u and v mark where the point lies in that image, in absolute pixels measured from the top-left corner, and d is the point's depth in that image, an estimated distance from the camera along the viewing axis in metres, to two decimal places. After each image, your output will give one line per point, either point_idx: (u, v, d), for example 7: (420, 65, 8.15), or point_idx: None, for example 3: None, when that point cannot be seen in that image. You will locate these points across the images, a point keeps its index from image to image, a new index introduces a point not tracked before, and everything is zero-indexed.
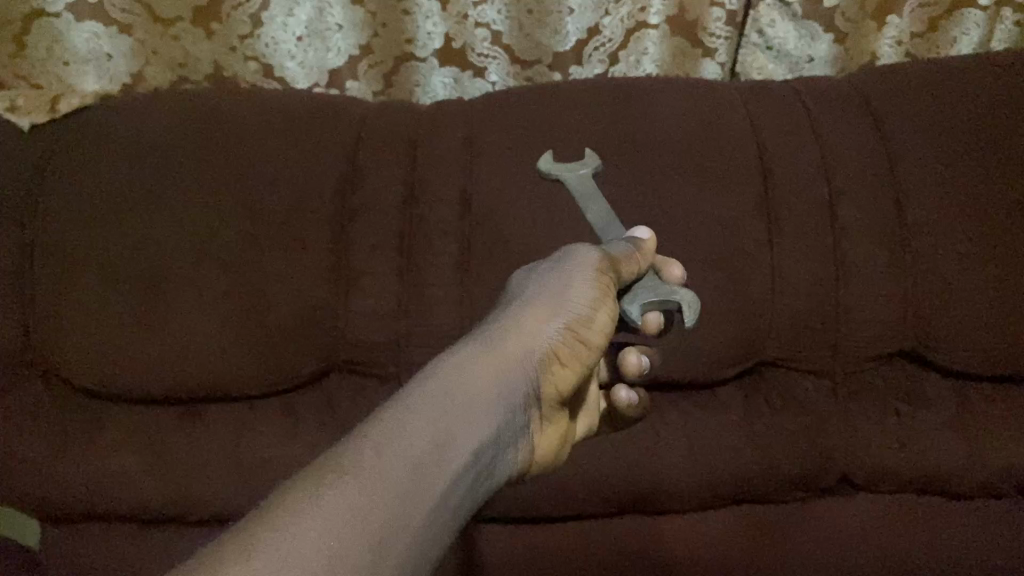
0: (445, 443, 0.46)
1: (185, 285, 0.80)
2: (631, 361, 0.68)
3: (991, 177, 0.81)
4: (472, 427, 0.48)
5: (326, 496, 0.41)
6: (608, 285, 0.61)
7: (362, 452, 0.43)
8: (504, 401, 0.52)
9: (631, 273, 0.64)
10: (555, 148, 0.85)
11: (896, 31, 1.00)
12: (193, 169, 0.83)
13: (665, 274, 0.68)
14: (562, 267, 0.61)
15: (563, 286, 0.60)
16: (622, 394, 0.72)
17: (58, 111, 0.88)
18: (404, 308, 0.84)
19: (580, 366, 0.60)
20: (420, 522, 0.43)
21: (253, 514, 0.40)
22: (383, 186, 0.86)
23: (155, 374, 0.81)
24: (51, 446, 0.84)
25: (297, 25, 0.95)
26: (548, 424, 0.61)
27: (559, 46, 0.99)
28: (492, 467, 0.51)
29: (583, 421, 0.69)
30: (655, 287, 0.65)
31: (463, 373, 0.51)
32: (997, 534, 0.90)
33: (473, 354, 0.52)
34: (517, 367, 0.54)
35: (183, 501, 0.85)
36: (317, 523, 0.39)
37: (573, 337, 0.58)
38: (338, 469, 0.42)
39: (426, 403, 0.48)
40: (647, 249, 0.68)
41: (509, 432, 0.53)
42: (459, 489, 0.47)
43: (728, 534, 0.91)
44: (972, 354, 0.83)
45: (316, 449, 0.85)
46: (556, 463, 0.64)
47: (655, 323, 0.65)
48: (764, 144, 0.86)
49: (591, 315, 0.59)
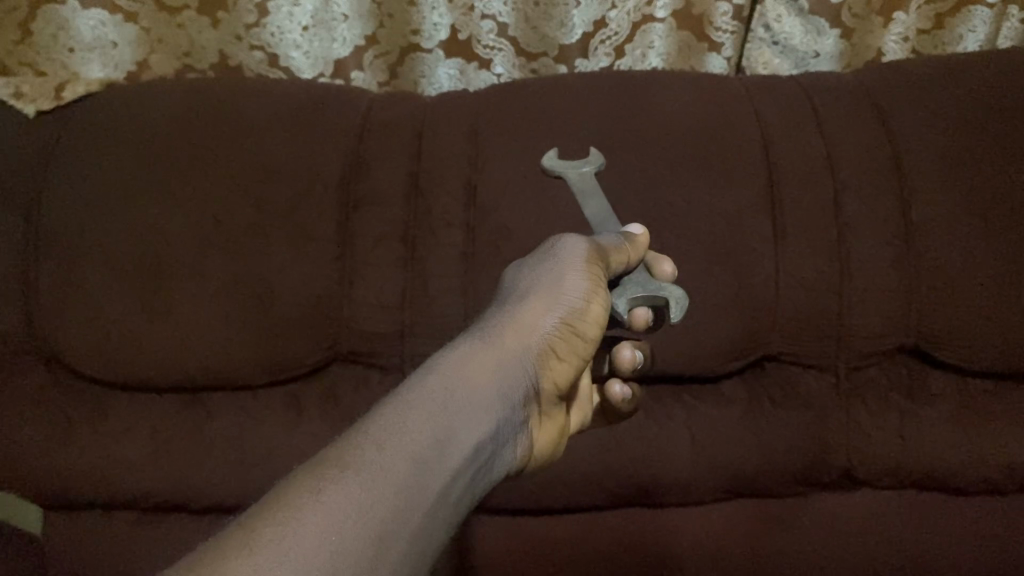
0: (444, 438, 0.46)
1: (189, 272, 0.80)
2: (624, 356, 0.67)
3: (997, 174, 0.81)
4: (470, 422, 0.48)
5: (327, 492, 0.41)
6: (600, 274, 0.60)
7: (361, 449, 0.44)
8: (503, 396, 0.52)
9: (620, 264, 0.64)
10: (560, 139, 0.85)
11: (903, 27, 0.99)
12: (199, 158, 0.83)
13: (656, 271, 0.67)
14: (554, 258, 0.61)
15: (556, 277, 0.59)
16: (616, 389, 0.69)
17: (64, 99, 0.88)
18: (407, 297, 0.84)
19: (577, 360, 0.60)
20: (420, 517, 0.43)
21: (255, 508, 0.40)
22: (387, 177, 0.86)
23: (159, 362, 0.81)
24: (54, 432, 0.84)
25: (303, 15, 0.95)
26: (546, 419, 0.61)
27: (565, 38, 0.98)
28: (491, 462, 0.51)
29: (576, 415, 0.69)
30: (643, 282, 0.65)
31: (460, 370, 0.51)
32: (997, 532, 0.90)
33: (470, 350, 0.52)
34: (515, 362, 0.54)
35: (185, 489, 0.86)
36: (318, 519, 0.40)
37: (570, 331, 0.58)
38: (337, 466, 0.42)
39: (422, 400, 0.47)
40: (638, 243, 0.67)
41: (508, 427, 0.53)
42: (460, 484, 0.47)
43: (729, 528, 0.91)
44: (976, 351, 0.82)
45: (318, 437, 0.85)
46: (555, 457, 0.64)
47: (643, 319, 0.64)
48: (771, 139, 0.86)
49: (586, 307, 0.59)
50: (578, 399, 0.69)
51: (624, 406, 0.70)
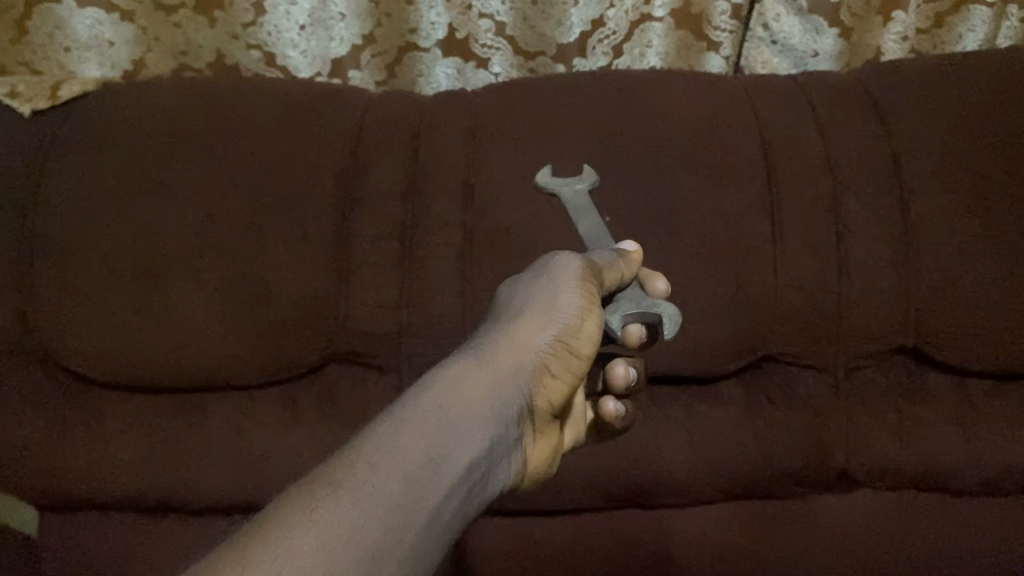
0: (438, 457, 0.46)
1: (185, 272, 0.80)
2: (618, 372, 0.65)
3: (996, 173, 0.81)
4: (464, 441, 0.48)
5: (321, 510, 0.41)
6: (594, 292, 0.60)
7: (355, 467, 0.43)
8: (498, 415, 0.52)
9: (613, 282, 0.64)
10: (558, 139, 0.84)
11: (903, 26, 0.99)
12: (195, 158, 0.83)
13: (649, 287, 0.68)
14: (548, 276, 0.61)
15: (550, 295, 0.59)
16: (610, 406, 0.69)
17: (59, 98, 0.87)
18: (404, 297, 0.84)
19: (571, 378, 0.59)
20: (414, 536, 0.43)
21: (249, 526, 0.40)
22: (385, 176, 0.86)
23: (155, 362, 0.81)
24: (51, 432, 0.84)
25: (300, 14, 0.94)
26: (541, 437, 0.60)
27: (563, 37, 0.98)
28: (485, 481, 0.51)
29: (569, 432, 0.68)
30: (636, 298, 0.65)
31: (455, 387, 0.50)
32: (996, 533, 0.89)
33: (464, 368, 0.52)
34: (510, 380, 0.54)
35: (182, 490, 0.85)
36: (312, 537, 0.39)
37: (565, 348, 0.58)
38: (330, 484, 0.42)
39: (415, 419, 0.47)
40: (631, 260, 0.67)
41: (502, 446, 0.52)
42: (454, 502, 0.47)
43: (728, 529, 0.91)
44: (975, 352, 0.82)
45: (315, 438, 0.85)
46: (549, 475, 0.63)
47: (637, 336, 0.63)
48: (769, 139, 0.85)
49: (581, 325, 0.59)
50: (572, 416, 0.68)
51: (617, 423, 0.70)
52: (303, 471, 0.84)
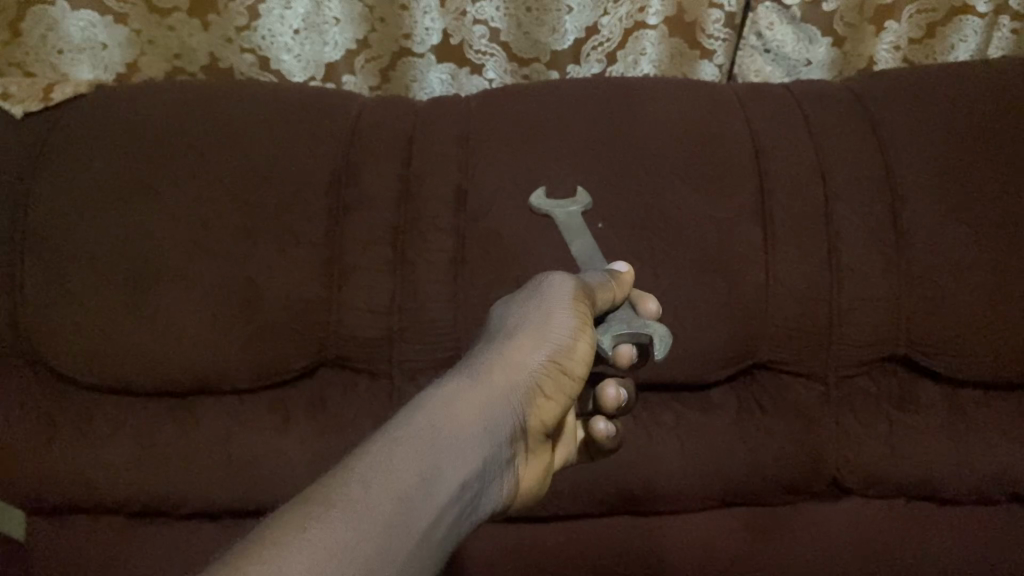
0: (431, 477, 0.46)
1: (176, 275, 0.80)
2: (609, 394, 0.66)
3: (989, 183, 0.81)
4: (457, 461, 0.48)
5: (313, 529, 0.40)
6: (587, 313, 0.60)
7: (349, 487, 0.43)
8: (491, 434, 0.52)
9: (606, 302, 0.64)
10: (550, 146, 0.84)
11: (894, 36, 0.99)
12: (187, 161, 0.82)
13: (640, 308, 0.67)
14: (541, 295, 0.61)
15: (544, 315, 0.59)
16: (601, 426, 0.69)
17: (53, 100, 0.87)
18: (396, 302, 0.83)
19: (564, 398, 0.60)
20: (405, 555, 0.43)
21: (242, 544, 0.40)
22: (378, 181, 0.86)
23: (145, 366, 0.81)
24: (39, 435, 0.84)
25: (294, 18, 0.94)
26: (533, 456, 0.60)
27: (558, 44, 0.98)
28: (476, 501, 0.51)
29: (561, 452, 0.68)
30: (628, 319, 0.65)
31: (449, 406, 0.50)
32: (984, 541, 0.90)
33: (458, 387, 0.52)
34: (503, 399, 0.54)
35: (172, 492, 0.85)
36: (304, 556, 0.39)
37: (557, 369, 0.58)
38: (324, 503, 0.42)
39: (409, 438, 0.47)
40: (624, 280, 0.67)
41: (494, 466, 0.52)
42: (445, 522, 0.47)
43: (718, 536, 0.91)
44: (965, 363, 0.82)
45: (305, 442, 0.85)
46: (541, 495, 0.63)
47: (627, 356, 0.63)
48: (762, 147, 0.86)
49: (573, 345, 0.59)
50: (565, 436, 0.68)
51: (607, 444, 0.70)
52: (294, 474, 0.84)
